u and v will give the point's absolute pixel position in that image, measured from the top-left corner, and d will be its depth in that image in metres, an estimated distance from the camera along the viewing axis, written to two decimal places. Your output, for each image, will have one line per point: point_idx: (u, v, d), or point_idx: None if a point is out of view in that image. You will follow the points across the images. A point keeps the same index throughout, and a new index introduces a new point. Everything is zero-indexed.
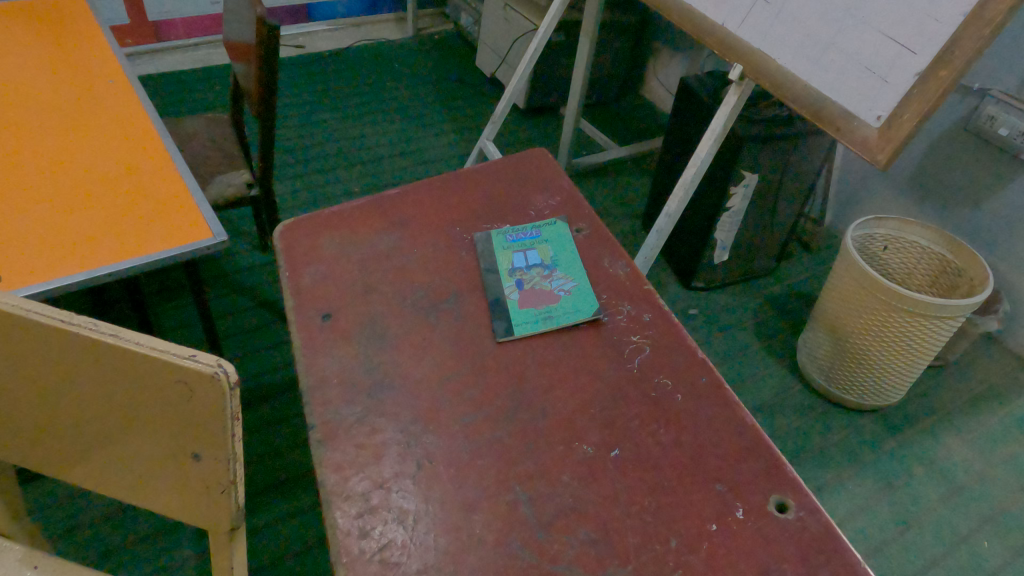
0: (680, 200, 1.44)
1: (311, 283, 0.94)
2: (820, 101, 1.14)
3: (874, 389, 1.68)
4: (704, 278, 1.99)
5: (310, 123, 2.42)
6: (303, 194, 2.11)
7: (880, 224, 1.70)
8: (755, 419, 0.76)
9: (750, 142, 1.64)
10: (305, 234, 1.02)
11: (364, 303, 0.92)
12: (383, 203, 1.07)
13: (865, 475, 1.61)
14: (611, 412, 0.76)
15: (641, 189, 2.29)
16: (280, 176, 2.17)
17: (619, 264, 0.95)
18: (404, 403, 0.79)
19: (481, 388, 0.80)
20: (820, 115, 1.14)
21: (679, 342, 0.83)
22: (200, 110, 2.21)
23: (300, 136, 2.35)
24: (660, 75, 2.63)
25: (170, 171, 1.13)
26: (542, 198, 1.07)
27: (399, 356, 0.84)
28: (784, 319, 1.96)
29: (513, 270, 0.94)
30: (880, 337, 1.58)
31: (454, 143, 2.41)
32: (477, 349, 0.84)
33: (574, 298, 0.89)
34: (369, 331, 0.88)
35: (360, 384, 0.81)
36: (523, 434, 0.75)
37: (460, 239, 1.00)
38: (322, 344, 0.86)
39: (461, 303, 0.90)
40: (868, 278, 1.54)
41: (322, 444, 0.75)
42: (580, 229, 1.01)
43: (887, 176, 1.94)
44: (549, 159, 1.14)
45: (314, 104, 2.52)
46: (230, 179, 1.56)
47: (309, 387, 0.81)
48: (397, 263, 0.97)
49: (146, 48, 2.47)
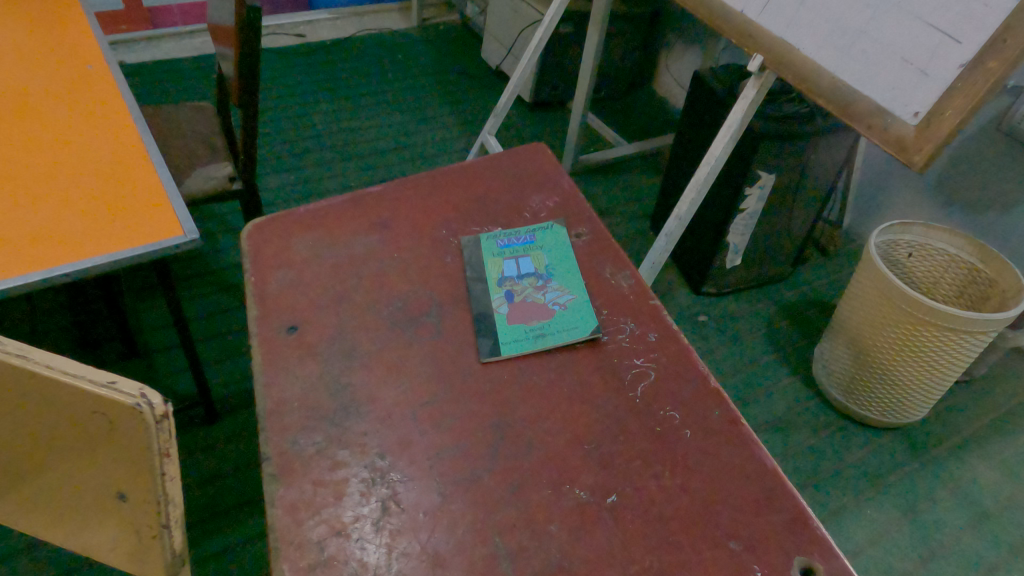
0: (691, 200, 1.33)
1: (278, 290, 0.85)
2: (850, 96, 1.03)
3: (898, 406, 1.57)
4: (715, 283, 1.88)
5: (306, 115, 2.33)
6: (290, 188, 2.01)
7: (905, 230, 1.59)
8: (776, 462, 0.66)
9: (767, 139, 1.53)
10: (276, 234, 0.92)
11: (334, 314, 0.82)
12: (363, 202, 0.97)
13: (884, 499, 1.50)
14: (609, 449, 0.66)
15: (650, 188, 2.18)
16: (268, 170, 2.07)
17: (623, 274, 0.85)
18: (372, 432, 0.69)
19: (461, 415, 0.70)
20: (849, 111, 1.03)
21: (688, 368, 0.73)
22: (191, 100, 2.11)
23: (296, 128, 2.26)
24: (673, 70, 2.52)
25: (139, 163, 1.03)
26: (538, 198, 0.96)
27: (370, 377, 0.74)
28: (799, 328, 1.85)
29: (503, 279, 0.84)
30: (904, 351, 1.46)
31: (457, 137, 2.32)
32: (458, 370, 0.74)
33: (570, 313, 0.79)
34: (338, 347, 0.78)
35: (324, 408, 0.72)
36: (506, 474, 0.65)
37: (446, 243, 0.90)
38: (284, 361, 0.77)
39: (443, 316, 0.80)
40: (893, 288, 1.42)
41: (276, 480, 0.66)
42: (580, 235, 0.90)
43: (913, 179, 1.83)
44: (549, 155, 1.04)
45: (312, 95, 2.42)
46: (211, 171, 1.46)
47: (266, 411, 0.72)
48: (374, 269, 0.87)
49: (131, 36, 2.36)
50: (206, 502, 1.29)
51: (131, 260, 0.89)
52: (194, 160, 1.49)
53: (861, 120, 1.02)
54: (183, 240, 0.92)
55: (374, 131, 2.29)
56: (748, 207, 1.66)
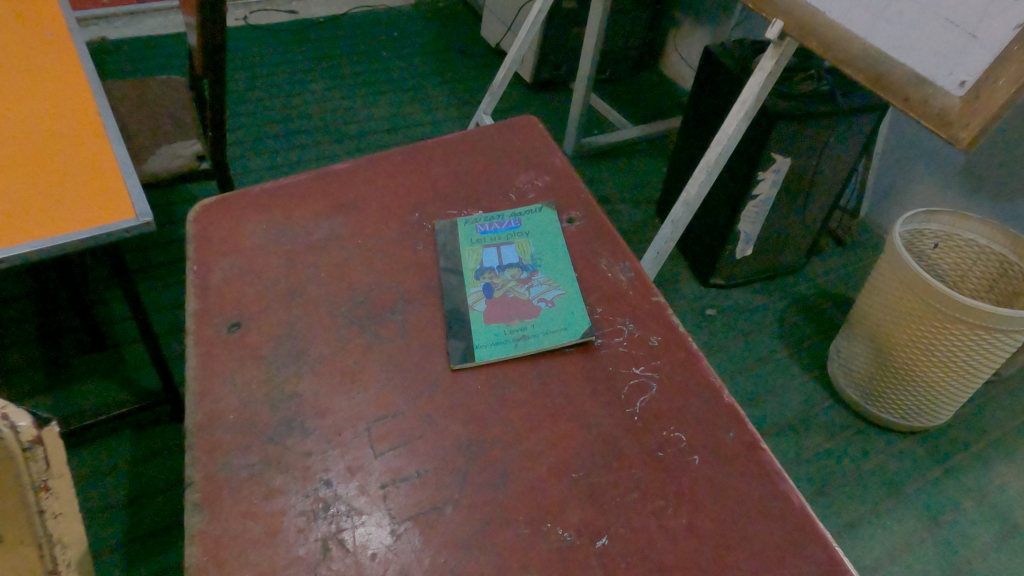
0: (700, 184, 1.21)
1: (222, 280, 0.73)
2: (884, 64, 0.90)
3: (922, 409, 1.44)
4: (724, 274, 1.76)
5: (295, 93, 2.20)
6: (267, 171, 1.88)
7: (932, 218, 1.46)
8: (803, 497, 0.54)
9: (783, 119, 1.40)
10: (226, 216, 0.80)
11: (284, 310, 0.70)
12: (326, 180, 0.84)
13: (904, 509, 1.39)
14: (601, 478, 0.55)
15: (656, 173, 2.05)
16: (243, 151, 1.94)
17: (622, 265, 0.73)
18: (318, 453, 0.58)
19: (426, 433, 0.59)
20: (882, 82, 0.91)
21: (697, 380, 0.61)
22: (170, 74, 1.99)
23: (284, 107, 2.13)
24: (681, 50, 2.38)
25: (88, 138, 0.93)
26: (526, 178, 0.84)
27: (320, 385, 0.63)
28: (814, 323, 1.73)
29: (482, 271, 0.73)
30: (927, 351, 1.34)
31: (451, 117, 2.18)
32: (423, 378, 0.63)
33: (558, 311, 0.67)
34: (286, 349, 0.66)
35: (264, 423, 0.60)
36: (474, 508, 0.53)
37: (418, 228, 0.78)
38: (222, 364, 0.65)
39: (410, 314, 0.69)
40: (920, 282, 1.29)
41: (198, 511, 0.54)
42: (572, 219, 0.78)
43: (937, 165, 1.70)
44: (541, 130, 0.92)
45: (302, 73, 2.29)
46: (178, 149, 1.34)
47: (196, 426, 0.61)
48: (334, 258, 0.75)
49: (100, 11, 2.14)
50: (152, 515, 1.17)
51: (70, 246, 0.79)
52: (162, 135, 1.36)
53: (896, 91, 0.89)
54: (132, 223, 0.82)
55: (362, 110, 2.16)
56: (760, 194, 1.55)
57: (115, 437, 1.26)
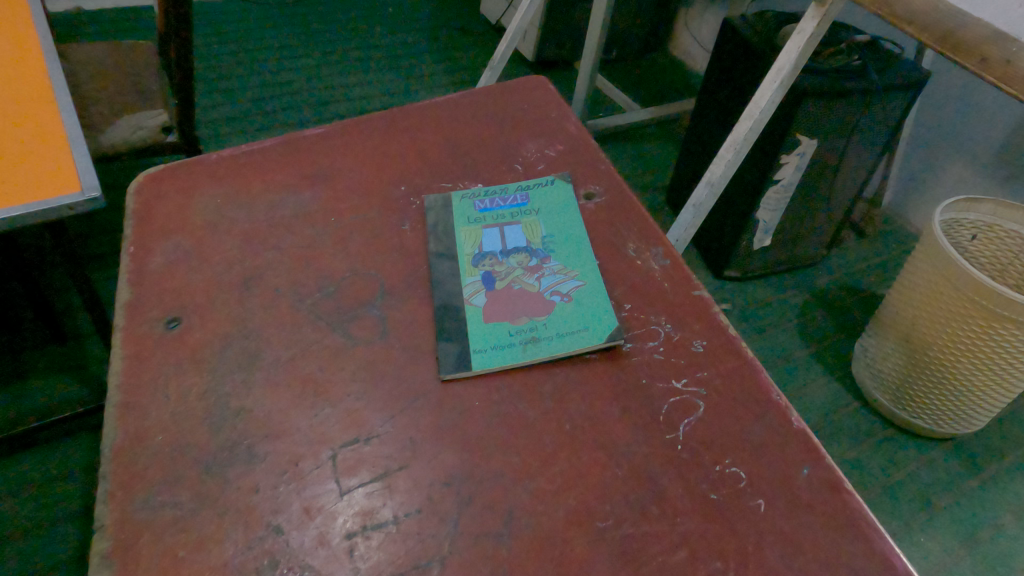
0: (729, 163, 1.07)
1: (160, 264, 0.59)
2: (955, 20, 0.66)
3: (962, 415, 1.21)
4: (739, 265, 1.54)
5: (261, 33, 1.90)
6: (227, 105, 1.64)
7: (972, 206, 1.17)
8: (904, 557, 0.41)
9: (810, 96, 1.19)
10: (174, 187, 0.66)
11: (236, 302, 0.56)
12: (295, 146, 0.70)
13: (938, 524, 1.18)
14: (637, 528, 0.42)
15: (667, 160, 1.90)
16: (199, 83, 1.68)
17: (653, 251, 0.60)
18: (267, 489, 0.45)
19: (408, 463, 0.45)
20: (951, 40, 0.65)
21: (754, 398, 0.48)
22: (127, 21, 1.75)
23: (247, 48, 1.83)
24: (692, 29, 2.22)
25: (35, 102, 0.79)
26: (533, 147, 0.71)
27: (275, 398, 0.50)
28: (837, 320, 1.51)
29: (481, 256, 0.59)
30: (967, 355, 1.11)
31: (441, 59, 1.93)
32: (406, 391, 0.49)
33: (576, 307, 0.54)
34: (235, 351, 0.53)
35: (201, 448, 0.47)
36: (467, 568, 0.40)
37: (404, 204, 0.65)
38: (155, 370, 0.52)
39: (391, 309, 0.55)
40: (965, 278, 1.05)
41: (106, 566, 0.41)
42: (590, 195, 0.65)
43: (964, 149, 1.46)
44: (552, 94, 0.78)
45: (271, 13, 1.99)
46: (139, 121, 1.15)
47: (113, 450, 0.47)
48: (300, 239, 0.61)
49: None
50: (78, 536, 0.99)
51: None
52: (117, 97, 1.18)
53: (974, 49, 0.64)
54: (76, 199, 0.69)
55: (339, 46, 1.90)
56: (783, 178, 1.33)
57: (39, 450, 1.08)
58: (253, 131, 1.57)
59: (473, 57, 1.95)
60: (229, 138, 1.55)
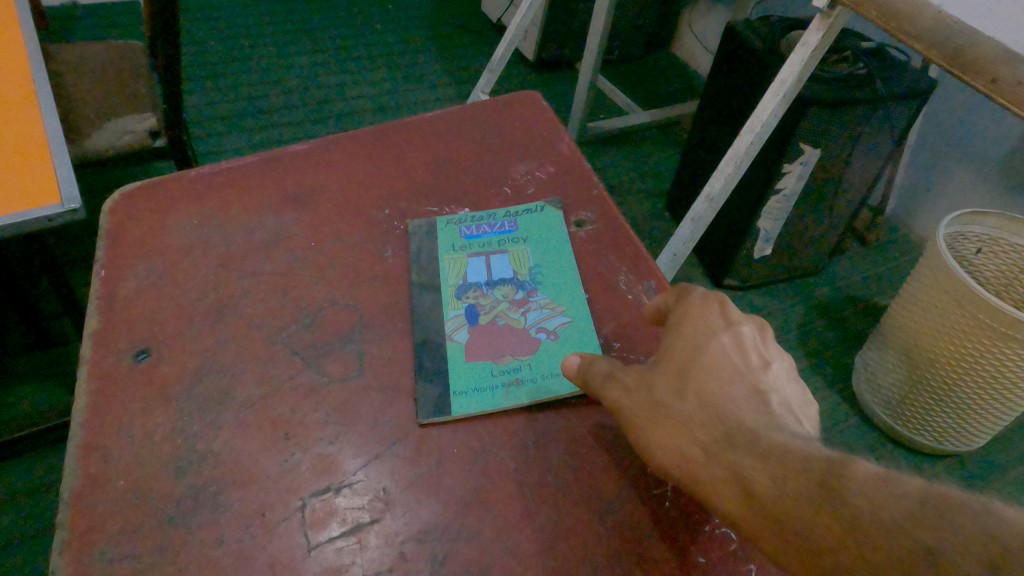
0: (729, 176, 1.04)
1: (131, 289, 0.56)
2: (965, 37, 0.62)
3: (964, 432, 1.16)
4: (740, 275, 1.50)
5: (256, 32, 1.87)
6: (217, 107, 1.61)
7: (976, 220, 1.11)
8: None
9: (815, 106, 1.15)
10: (151, 206, 0.63)
11: (207, 331, 0.54)
12: (277, 164, 0.68)
13: None
14: None
15: (668, 165, 1.87)
16: (193, 84, 1.66)
17: (645, 284, 0.57)
18: (232, 542, 0.42)
19: (381, 516, 0.43)
20: (959, 60, 0.62)
21: None
22: (121, 17, 1.72)
23: (241, 48, 1.80)
24: (696, 29, 2.18)
25: (18, 109, 0.77)
26: (523, 169, 0.68)
27: (244, 440, 0.47)
28: (837, 331, 1.47)
29: (465, 288, 0.57)
30: (970, 374, 1.06)
31: (440, 59, 1.89)
32: (381, 435, 0.47)
33: (564, 349, 0.52)
34: (204, 388, 0.50)
35: (163, 495, 0.44)
36: None
37: (387, 228, 0.62)
38: (120, 406, 0.49)
39: (370, 344, 0.53)
40: (969, 296, 1.00)
41: None
42: (581, 221, 0.63)
43: (972, 158, 1.42)
44: (545, 111, 0.75)
45: (267, 11, 1.96)
46: (126, 125, 1.12)
47: (72, 494, 0.44)
48: (277, 265, 0.59)
49: None
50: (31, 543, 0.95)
51: None
52: (106, 99, 1.15)
53: (991, 71, 0.60)
54: (56, 210, 0.67)
55: (336, 45, 1.87)
56: (785, 187, 1.29)
57: (15, 462, 1.03)
58: (248, 133, 1.55)
59: (473, 58, 1.91)
60: (223, 140, 1.53)
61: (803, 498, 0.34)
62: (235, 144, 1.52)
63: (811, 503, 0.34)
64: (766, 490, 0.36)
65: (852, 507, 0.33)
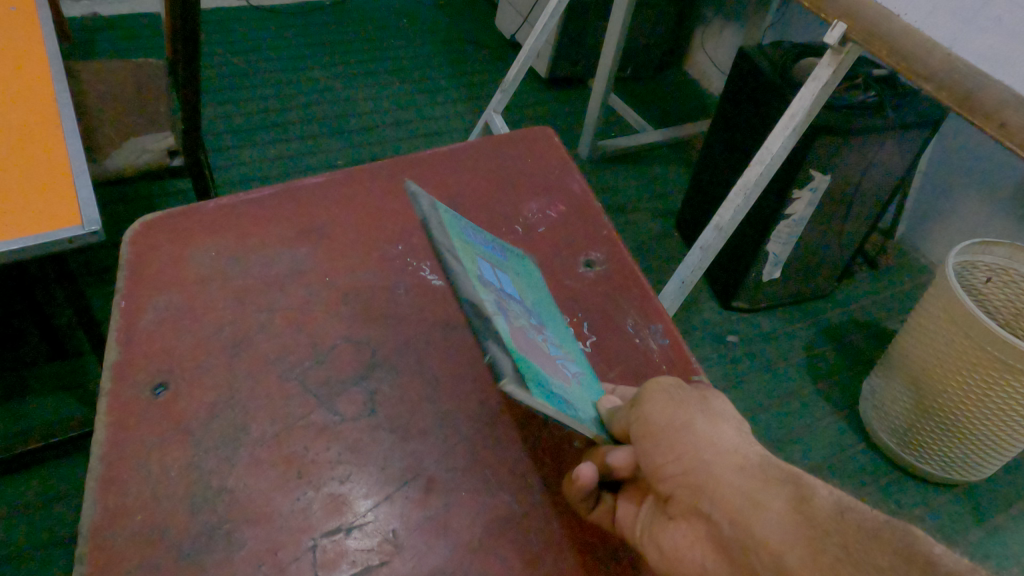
0: (737, 207, 1.05)
1: (150, 320, 0.58)
2: (974, 81, 0.63)
3: (971, 463, 1.15)
4: (748, 297, 1.50)
5: (273, 49, 1.90)
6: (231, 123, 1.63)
7: (987, 250, 1.09)
8: None
9: (826, 134, 1.15)
10: (169, 236, 0.65)
11: (224, 365, 0.55)
12: (294, 196, 0.69)
13: None
14: None
15: (679, 184, 1.88)
16: (210, 99, 1.68)
17: (652, 327, 0.61)
18: None
19: (389, 559, 0.45)
20: (967, 104, 0.63)
21: None
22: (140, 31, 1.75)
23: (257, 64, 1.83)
24: (709, 49, 2.20)
25: (41, 130, 0.78)
26: (535, 206, 0.71)
27: (257, 477, 0.48)
28: (846, 355, 1.47)
29: (486, 279, 0.52)
30: (982, 408, 1.04)
31: (455, 76, 1.91)
32: (391, 476, 0.49)
33: (583, 390, 0.50)
34: (220, 423, 0.51)
35: (179, 531, 0.46)
36: None
37: (401, 268, 0.64)
38: (137, 438, 0.50)
39: (381, 383, 0.54)
40: (984, 332, 0.99)
41: None
42: (591, 261, 0.66)
43: (982, 185, 1.43)
44: (556, 148, 0.78)
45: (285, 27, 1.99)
46: (145, 142, 1.14)
47: (90, 528, 0.45)
48: (293, 299, 0.60)
49: None
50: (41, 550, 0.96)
51: None
52: (122, 118, 1.17)
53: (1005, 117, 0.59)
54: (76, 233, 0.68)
55: (351, 62, 1.90)
56: (794, 213, 1.29)
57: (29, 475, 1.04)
58: (263, 150, 1.58)
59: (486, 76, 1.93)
60: (239, 157, 1.55)
61: (840, 530, 0.35)
62: (249, 160, 1.55)
63: (856, 535, 0.34)
64: (801, 507, 0.37)
65: (896, 555, 0.33)
